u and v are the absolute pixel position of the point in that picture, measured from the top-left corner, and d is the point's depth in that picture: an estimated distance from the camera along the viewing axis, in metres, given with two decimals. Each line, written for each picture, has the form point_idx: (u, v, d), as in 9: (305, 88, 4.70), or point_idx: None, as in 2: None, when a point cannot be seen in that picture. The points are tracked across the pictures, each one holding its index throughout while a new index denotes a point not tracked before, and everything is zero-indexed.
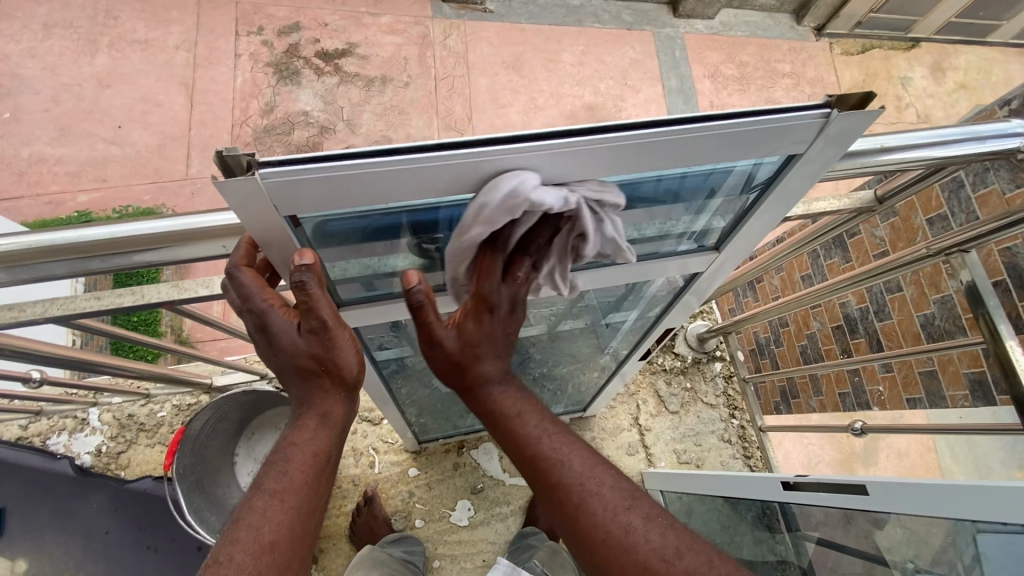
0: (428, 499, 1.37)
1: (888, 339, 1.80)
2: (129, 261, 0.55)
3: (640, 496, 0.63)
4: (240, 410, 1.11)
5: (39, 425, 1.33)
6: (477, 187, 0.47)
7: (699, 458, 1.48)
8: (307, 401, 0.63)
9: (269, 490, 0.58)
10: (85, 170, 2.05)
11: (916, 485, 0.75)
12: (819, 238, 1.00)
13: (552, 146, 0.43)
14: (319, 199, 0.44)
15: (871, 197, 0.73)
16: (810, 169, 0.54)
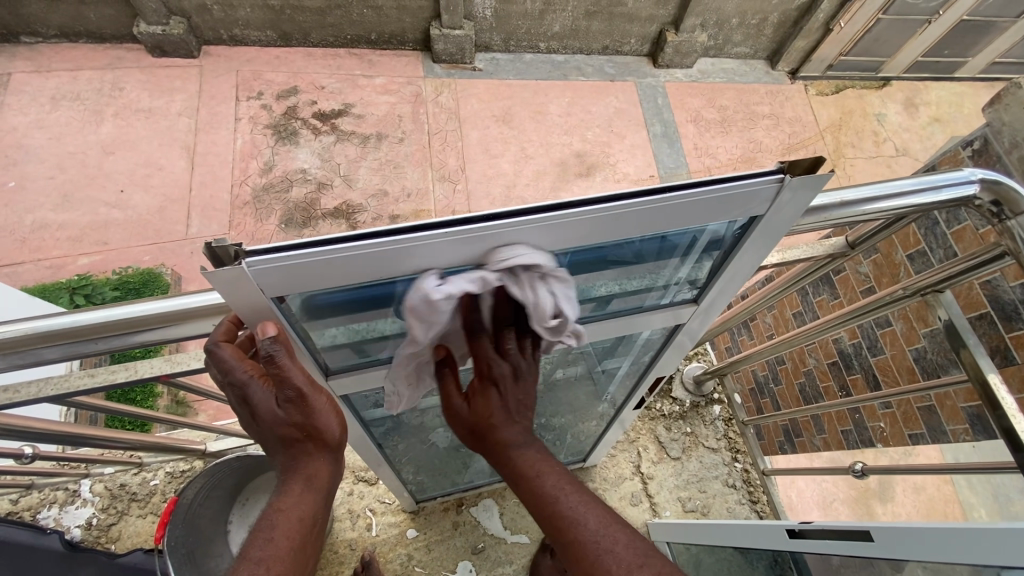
0: (427, 561, 1.32)
1: (883, 373, 1.74)
2: (124, 341, 0.56)
3: (653, 555, 0.61)
4: (234, 476, 1.10)
5: (30, 499, 1.30)
6: (455, 261, 0.49)
7: (705, 505, 1.44)
8: (291, 466, 0.63)
9: (255, 557, 0.56)
10: (86, 234, 2.10)
11: (919, 529, 0.74)
12: (807, 279, 1.03)
13: (525, 222, 0.46)
14: (304, 281, 0.46)
15: (842, 243, 0.76)
16: (775, 226, 0.57)
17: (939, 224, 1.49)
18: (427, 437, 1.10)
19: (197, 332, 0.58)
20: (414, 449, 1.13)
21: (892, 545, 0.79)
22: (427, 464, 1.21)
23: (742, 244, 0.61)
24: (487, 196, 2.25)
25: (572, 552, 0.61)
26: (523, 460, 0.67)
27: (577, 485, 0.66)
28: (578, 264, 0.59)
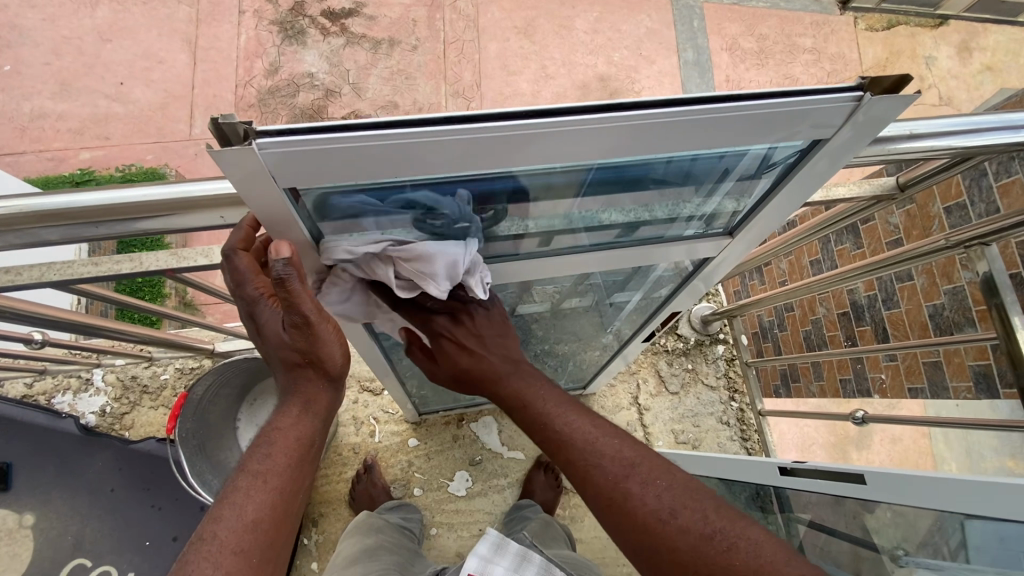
0: (427, 468, 1.39)
1: (894, 328, 1.80)
2: (126, 228, 0.54)
3: (640, 463, 0.62)
4: (242, 376, 1.11)
5: (43, 384, 1.35)
6: (484, 165, 0.45)
7: (697, 438, 1.50)
8: (293, 389, 0.63)
9: (253, 469, 0.57)
10: (86, 127, 2.03)
11: (915, 476, 0.76)
12: (833, 226, 0.97)
13: (564, 123, 0.42)
14: (319, 174, 0.43)
15: (892, 184, 0.71)
16: (834, 155, 0.52)
17: (986, 176, 1.62)
18: None
19: (202, 225, 0.55)
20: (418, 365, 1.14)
21: (884, 488, 0.81)
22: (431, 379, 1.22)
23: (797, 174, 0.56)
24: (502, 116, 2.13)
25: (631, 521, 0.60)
26: (510, 392, 0.72)
27: (646, 468, 0.62)
28: (611, 182, 0.55)
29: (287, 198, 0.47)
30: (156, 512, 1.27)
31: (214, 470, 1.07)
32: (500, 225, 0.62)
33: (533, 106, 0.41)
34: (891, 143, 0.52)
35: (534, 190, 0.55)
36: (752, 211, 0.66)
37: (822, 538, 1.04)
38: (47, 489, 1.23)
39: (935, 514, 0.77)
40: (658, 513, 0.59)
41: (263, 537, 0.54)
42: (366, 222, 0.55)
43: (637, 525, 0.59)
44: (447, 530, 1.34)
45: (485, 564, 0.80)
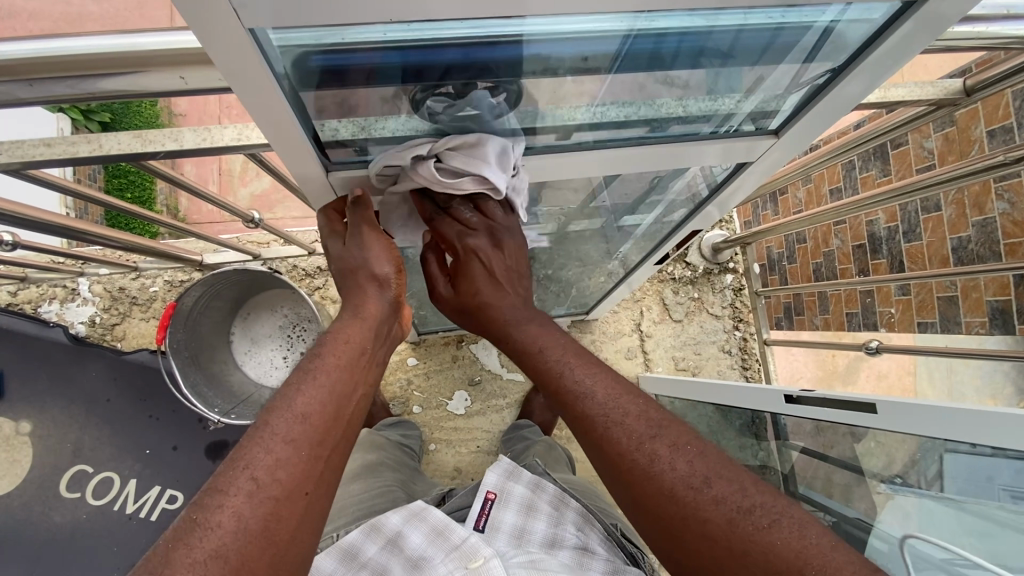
0: (426, 387, 1.39)
1: (912, 261, 1.76)
2: (76, 89, 0.46)
3: (728, 434, 0.56)
4: (233, 289, 1.07)
5: (27, 293, 1.31)
6: (499, 9, 0.36)
7: (697, 365, 1.50)
8: (351, 296, 0.63)
9: (304, 368, 0.55)
10: (54, 22, 1.85)
11: (930, 409, 0.74)
12: (854, 149, 0.90)
13: None
14: (299, 9, 0.35)
15: (959, 88, 0.63)
16: (922, 25, 0.44)
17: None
18: None
19: (159, 89, 0.47)
20: (417, 285, 1.09)
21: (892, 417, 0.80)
22: (431, 300, 1.18)
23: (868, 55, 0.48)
24: None
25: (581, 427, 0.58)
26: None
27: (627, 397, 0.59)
28: (648, 47, 0.47)
29: (262, 52, 0.39)
30: (154, 422, 1.27)
31: (210, 381, 1.06)
32: (506, 119, 0.56)
33: None
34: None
35: (553, 60, 0.47)
36: (798, 111, 0.58)
37: (813, 467, 1.07)
38: (43, 396, 1.24)
39: (916, 441, 0.80)
40: (747, 486, 0.51)
41: (314, 432, 0.51)
42: (358, 89, 0.48)
43: (715, 497, 0.51)
44: (446, 446, 1.37)
45: (503, 480, 0.83)
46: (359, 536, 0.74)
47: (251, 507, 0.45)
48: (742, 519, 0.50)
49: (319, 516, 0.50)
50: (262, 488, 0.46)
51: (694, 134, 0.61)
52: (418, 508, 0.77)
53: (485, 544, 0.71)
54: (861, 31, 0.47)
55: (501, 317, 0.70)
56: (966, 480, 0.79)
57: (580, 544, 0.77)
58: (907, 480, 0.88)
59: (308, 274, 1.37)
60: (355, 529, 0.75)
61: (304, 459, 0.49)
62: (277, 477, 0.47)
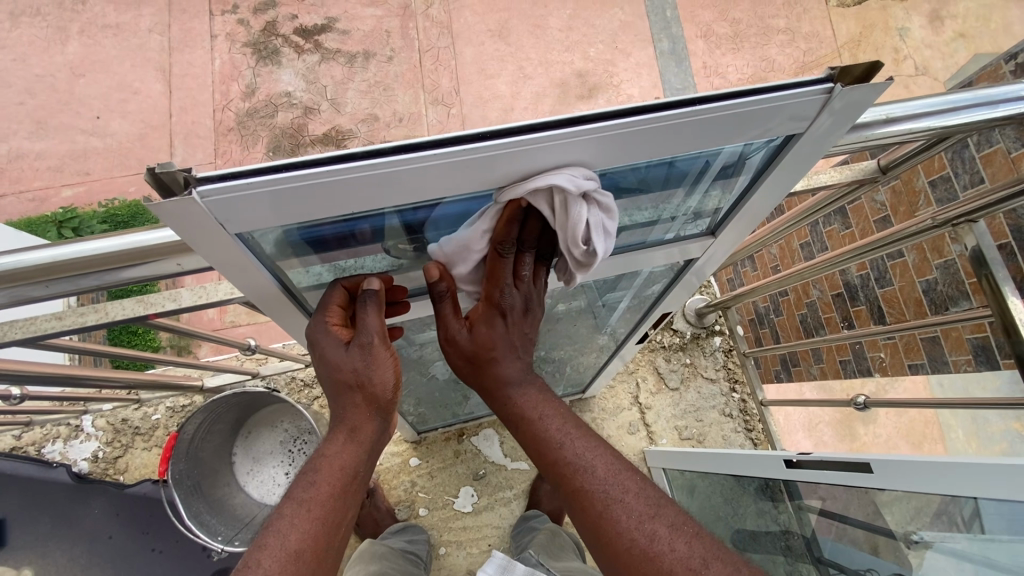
0: (430, 487, 1.37)
1: (889, 306, 1.80)
2: (80, 282, 0.52)
3: (665, 505, 0.58)
4: (234, 411, 1.09)
5: (32, 434, 1.33)
6: (442, 189, 0.43)
7: (700, 433, 1.49)
8: (342, 415, 0.62)
9: (297, 498, 0.57)
10: (66, 164, 2.01)
11: (922, 463, 0.75)
12: (821, 211, 0.95)
13: (523, 142, 0.40)
14: (273, 214, 0.41)
15: (875, 167, 0.71)
16: (810, 147, 0.50)
17: (968, 147, 1.62)
18: (429, 370, 1.09)
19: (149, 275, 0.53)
20: (414, 384, 1.12)
21: (893, 478, 0.81)
22: (427, 396, 1.21)
23: (774, 167, 0.54)
24: (483, 120, 2.06)
25: (577, 498, 0.60)
26: (521, 401, 0.67)
27: (626, 472, 0.60)
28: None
29: (243, 243, 0.46)
30: (158, 556, 1.24)
31: (213, 509, 1.06)
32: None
33: (490, 126, 0.39)
34: (870, 130, 0.51)
35: None
36: (732, 208, 0.65)
37: (835, 528, 1.05)
38: (46, 541, 1.23)
39: (942, 498, 0.78)
40: (685, 561, 0.54)
41: (305, 570, 0.54)
42: (332, 251, 0.55)
43: (661, 572, 0.54)
44: (456, 548, 1.32)
45: None
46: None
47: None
48: None
49: None
50: None
51: (648, 241, 0.70)
52: None
53: None
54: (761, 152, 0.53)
55: (508, 379, 0.67)
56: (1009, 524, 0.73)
57: None
58: (920, 530, 0.87)
59: (306, 385, 1.41)
60: None
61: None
62: None
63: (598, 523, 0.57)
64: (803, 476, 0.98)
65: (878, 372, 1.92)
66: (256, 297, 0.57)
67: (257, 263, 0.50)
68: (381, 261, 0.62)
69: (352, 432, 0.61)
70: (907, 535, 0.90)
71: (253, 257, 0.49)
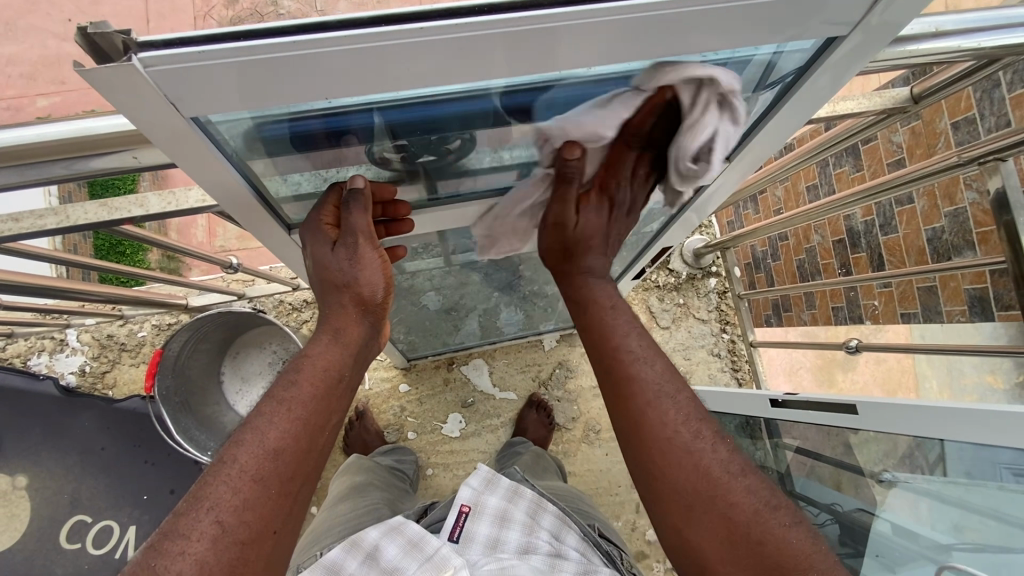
0: (419, 412, 1.40)
1: (890, 253, 1.78)
2: (30, 175, 0.48)
3: (706, 414, 0.59)
4: (219, 330, 1.08)
5: (16, 347, 1.33)
6: (424, 81, 0.39)
7: (687, 371, 1.51)
8: (328, 315, 0.61)
9: (277, 398, 0.54)
10: None
11: (898, 405, 0.77)
12: (833, 147, 0.90)
13: (516, 25, 0.36)
14: (233, 96, 0.37)
15: (906, 95, 0.67)
16: (847, 57, 0.46)
17: (999, 88, 1.55)
18: (420, 299, 1.07)
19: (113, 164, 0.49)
20: (406, 312, 1.11)
21: (876, 421, 0.82)
22: (417, 325, 1.20)
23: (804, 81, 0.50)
24: None
25: (631, 392, 0.60)
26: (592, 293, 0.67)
27: (677, 379, 0.61)
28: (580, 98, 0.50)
29: (204, 134, 0.42)
30: (151, 467, 1.27)
31: (201, 425, 1.07)
32: (467, 159, 0.59)
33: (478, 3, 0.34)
34: (910, 44, 0.47)
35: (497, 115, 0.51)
36: (749, 132, 0.61)
37: (808, 465, 1.09)
38: (37, 450, 1.24)
39: (912, 439, 0.80)
40: (724, 464, 0.56)
41: (284, 468, 0.52)
42: (313, 149, 0.52)
43: (700, 472, 0.56)
44: (444, 470, 1.37)
45: (479, 492, 0.80)
46: (338, 552, 0.72)
47: (214, 554, 0.46)
48: (716, 497, 0.55)
49: (282, 554, 0.52)
50: (226, 532, 0.47)
51: None
52: (396, 522, 0.75)
53: (456, 555, 0.70)
54: (796, 58, 0.49)
55: (592, 271, 0.67)
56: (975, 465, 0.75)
57: (554, 552, 0.74)
58: (892, 472, 0.90)
59: (293, 308, 1.39)
60: (335, 544, 0.73)
61: (271, 501, 0.50)
62: (243, 519, 0.48)
63: (646, 416, 0.58)
64: (788, 415, 1.00)
65: (868, 320, 1.91)
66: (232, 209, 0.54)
67: (224, 162, 0.46)
68: (368, 169, 0.59)
69: (338, 332, 0.60)
70: (876, 472, 0.93)
71: (220, 155, 0.45)
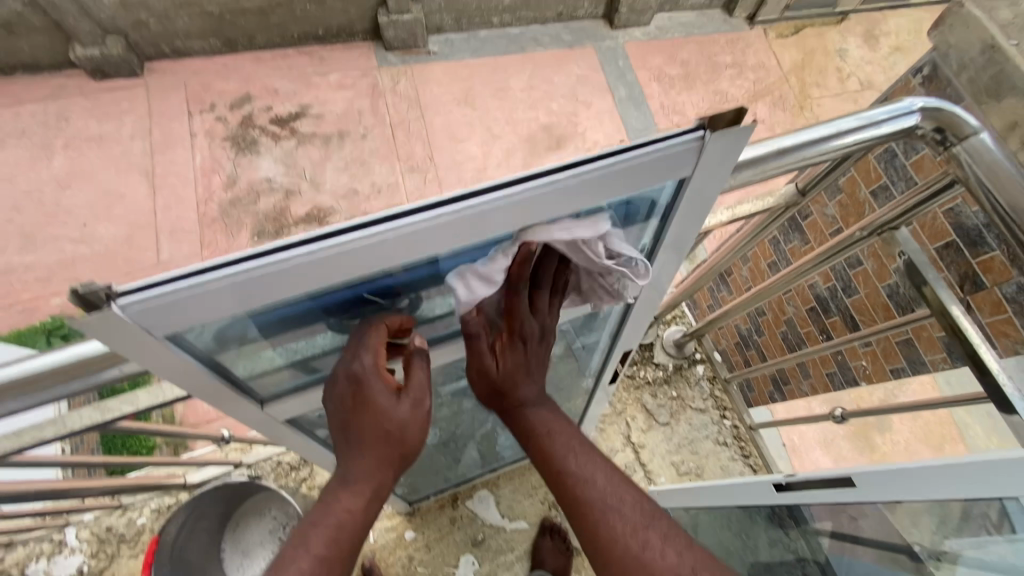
0: (429, 560, 1.57)
1: (861, 313, 1.71)
2: (65, 388, 0.77)
3: (657, 518, 0.84)
4: (216, 507, 1.17)
5: (14, 555, 1.53)
6: (321, 273, 0.65)
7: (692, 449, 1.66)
8: (372, 445, 0.83)
9: (350, 496, 0.82)
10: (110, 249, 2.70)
11: (897, 472, 0.95)
12: (766, 229, 1.20)
13: (372, 234, 0.62)
14: (192, 308, 0.61)
15: (794, 190, 1.05)
16: (712, 178, 0.77)
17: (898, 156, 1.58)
18: None
19: (111, 373, 0.77)
20: None
21: (967, 480, 0.88)
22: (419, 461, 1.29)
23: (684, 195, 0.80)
24: None
25: (582, 505, 0.86)
26: (537, 421, 0.93)
27: (624, 486, 0.87)
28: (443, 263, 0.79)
29: (152, 334, 0.63)
30: None
31: None
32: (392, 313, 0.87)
33: (339, 227, 0.61)
34: (763, 159, 0.79)
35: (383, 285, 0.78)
36: (662, 237, 0.91)
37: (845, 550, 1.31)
38: None
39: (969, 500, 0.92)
40: (672, 567, 0.79)
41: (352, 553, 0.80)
42: (288, 336, 0.83)
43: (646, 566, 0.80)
44: None
45: None
46: None
47: None
48: None
49: None
50: None
51: (625, 259, 0.96)
52: None
53: None
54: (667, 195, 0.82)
55: (529, 403, 0.93)
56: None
57: None
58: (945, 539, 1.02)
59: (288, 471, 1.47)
60: None
61: None
62: None
63: (598, 527, 0.84)
64: (875, 492, 1.02)
65: (865, 380, 1.83)
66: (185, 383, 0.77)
67: (174, 349, 0.68)
68: (330, 336, 0.89)
69: (384, 461, 0.83)
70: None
71: (171, 348, 0.68)
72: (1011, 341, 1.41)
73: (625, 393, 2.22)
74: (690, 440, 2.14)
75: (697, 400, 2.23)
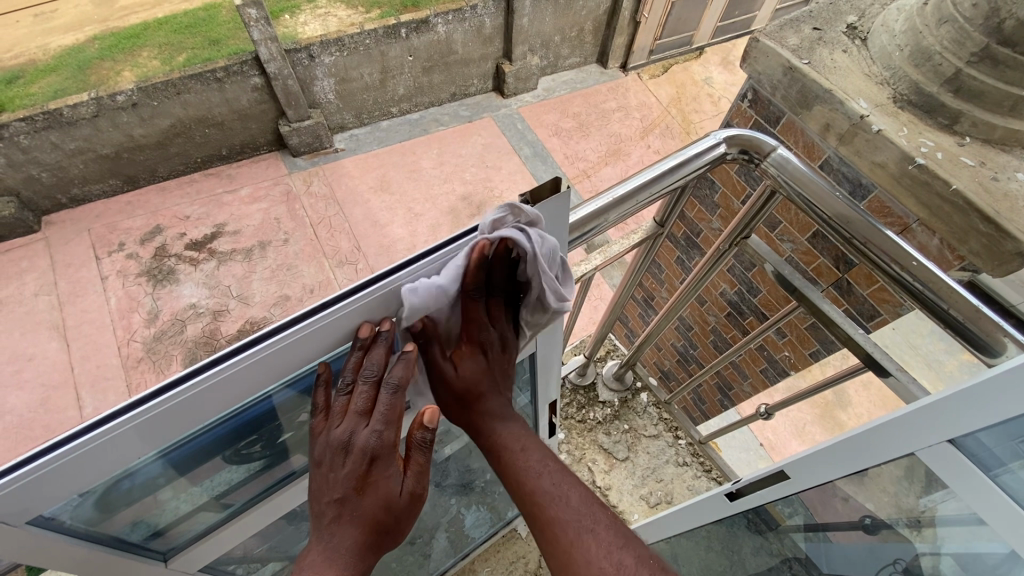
0: None
1: (769, 310, 1.76)
2: None
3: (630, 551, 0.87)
4: None
5: None
6: (192, 409, 0.73)
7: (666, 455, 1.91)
8: (374, 483, 0.84)
9: (337, 545, 0.82)
10: None
11: (806, 457, 1.02)
12: (650, 253, 1.49)
13: (236, 364, 0.72)
14: (62, 476, 0.68)
15: (653, 225, 1.38)
16: (555, 236, 0.96)
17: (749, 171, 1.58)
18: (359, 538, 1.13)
19: None
20: None
21: (854, 450, 0.92)
22: None
23: None
24: None
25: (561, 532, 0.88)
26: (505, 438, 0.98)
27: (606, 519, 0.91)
28: (315, 377, 0.89)
29: (13, 518, 0.68)
30: None
31: None
32: (291, 419, 0.96)
33: (198, 365, 0.70)
34: (599, 207, 1.01)
35: (265, 407, 0.87)
36: None
37: (816, 549, 1.24)
38: None
39: (872, 472, 0.94)
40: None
41: None
42: (195, 475, 0.91)
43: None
44: None
45: None
46: None
47: None
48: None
49: None
50: None
51: None
52: None
53: None
54: None
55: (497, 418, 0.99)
56: (902, 473, 0.89)
57: None
58: (876, 517, 1.03)
59: None
60: None
61: None
62: None
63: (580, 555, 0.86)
64: (811, 478, 1.04)
65: (793, 369, 1.90)
66: (67, 556, 0.81)
67: (44, 523, 0.73)
68: (236, 468, 0.97)
69: (382, 497, 0.85)
70: (917, 508, 0.92)
71: (43, 524, 0.74)
72: (891, 305, 1.53)
73: (581, 439, 2.29)
74: (652, 469, 2.22)
75: (649, 428, 2.33)
